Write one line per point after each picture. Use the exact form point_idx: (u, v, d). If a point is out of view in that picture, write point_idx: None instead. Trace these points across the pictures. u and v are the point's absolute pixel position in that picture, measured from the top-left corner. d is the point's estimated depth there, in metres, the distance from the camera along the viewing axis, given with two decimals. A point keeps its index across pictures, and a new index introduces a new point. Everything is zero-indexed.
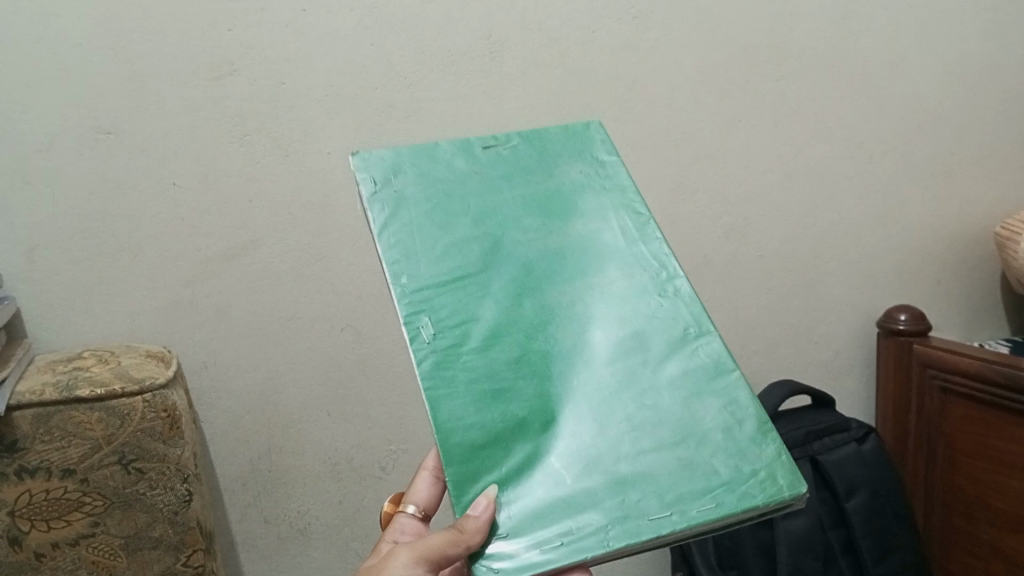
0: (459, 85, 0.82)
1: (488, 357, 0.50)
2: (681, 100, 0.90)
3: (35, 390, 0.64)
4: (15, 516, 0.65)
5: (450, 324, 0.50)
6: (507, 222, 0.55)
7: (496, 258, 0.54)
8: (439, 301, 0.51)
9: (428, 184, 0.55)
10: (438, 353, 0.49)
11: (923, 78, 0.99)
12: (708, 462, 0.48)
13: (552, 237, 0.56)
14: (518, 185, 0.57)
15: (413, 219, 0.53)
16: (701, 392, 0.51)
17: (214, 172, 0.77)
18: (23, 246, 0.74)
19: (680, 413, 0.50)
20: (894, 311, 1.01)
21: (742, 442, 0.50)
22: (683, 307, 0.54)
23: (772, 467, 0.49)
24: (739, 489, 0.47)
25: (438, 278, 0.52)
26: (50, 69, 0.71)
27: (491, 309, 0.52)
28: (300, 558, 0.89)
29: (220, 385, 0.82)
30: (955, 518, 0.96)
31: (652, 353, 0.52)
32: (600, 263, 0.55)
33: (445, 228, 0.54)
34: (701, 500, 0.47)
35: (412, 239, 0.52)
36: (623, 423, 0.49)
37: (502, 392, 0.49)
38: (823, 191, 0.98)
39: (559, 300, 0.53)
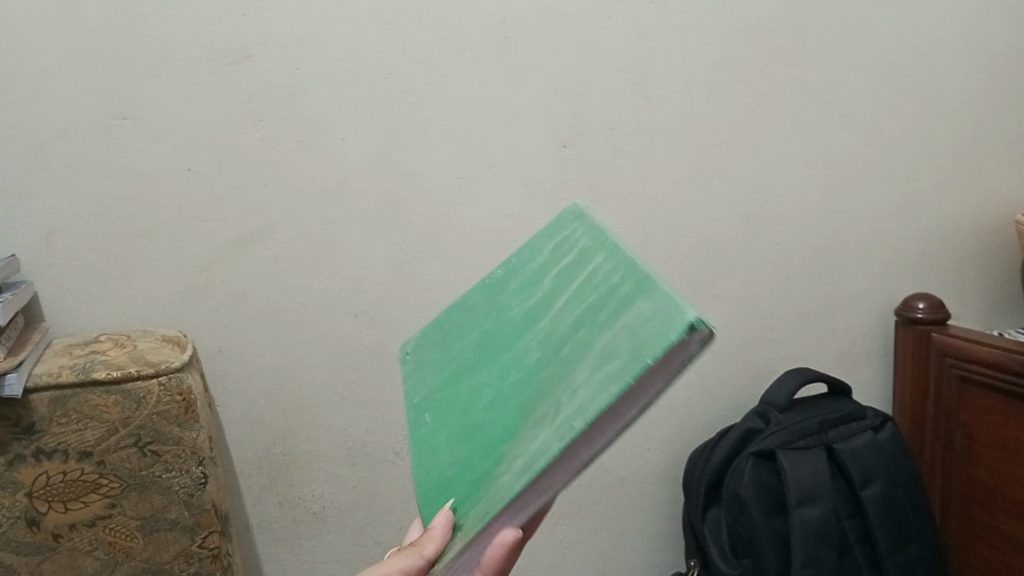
0: (475, 71, 0.82)
1: (457, 415, 0.49)
2: (699, 85, 0.89)
3: (53, 372, 0.65)
4: (32, 497, 0.65)
5: (439, 412, 0.51)
6: (488, 311, 0.55)
7: (476, 343, 0.54)
8: (435, 402, 0.53)
9: (442, 331, 0.60)
10: (427, 440, 0.50)
11: (945, 64, 0.98)
12: (605, 362, 0.39)
13: (521, 294, 0.53)
14: (503, 276, 0.58)
15: (430, 361, 0.58)
16: (621, 308, 0.42)
17: (229, 157, 0.77)
18: (40, 231, 0.75)
19: (595, 344, 0.41)
20: (913, 299, 0.99)
21: (644, 317, 0.39)
22: (610, 258, 0.47)
23: (671, 316, 0.37)
24: (630, 366, 0.37)
25: (437, 391, 0.54)
26: (68, 54, 0.72)
27: (469, 380, 0.51)
28: (314, 542, 0.90)
29: (235, 369, 0.83)
30: (972, 508, 0.95)
31: (582, 316, 0.45)
32: (555, 277, 0.51)
33: (448, 351, 0.57)
34: (593, 397, 0.37)
35: (429, 376, 0.57)
36: (549, 389, 0.42)
37: (464, 432, 0.47)
38: (841, 178, 0.97)
39: (519, 335, 0.50)
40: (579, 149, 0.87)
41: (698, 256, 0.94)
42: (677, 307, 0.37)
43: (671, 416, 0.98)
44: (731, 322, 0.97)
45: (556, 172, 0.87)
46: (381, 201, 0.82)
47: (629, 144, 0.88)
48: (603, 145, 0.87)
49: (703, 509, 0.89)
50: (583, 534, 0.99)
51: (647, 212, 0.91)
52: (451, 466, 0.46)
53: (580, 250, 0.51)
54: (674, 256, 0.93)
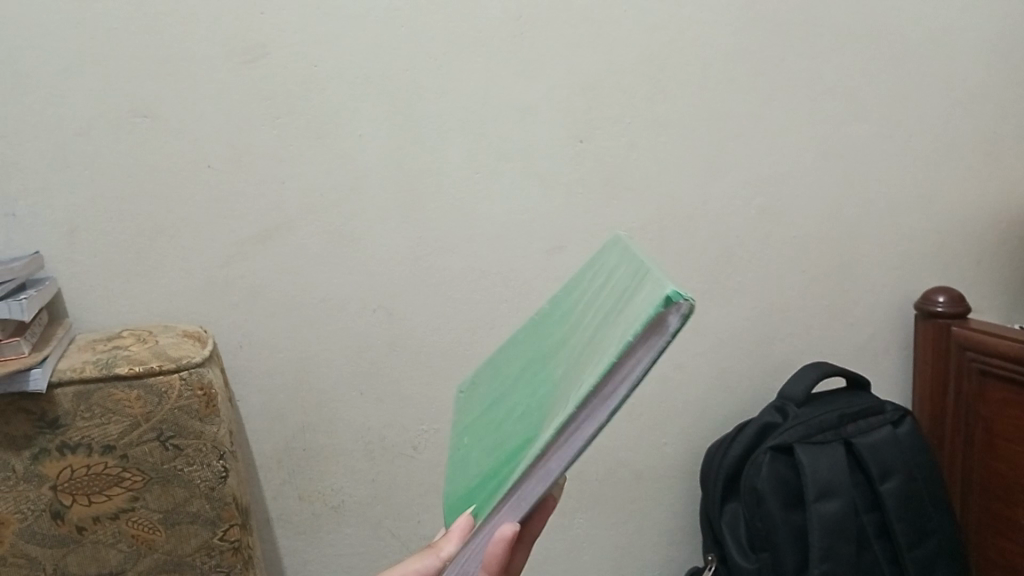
0: (491, 66, 0.82)
1: (492, 435, 0.50)
2: (715, 78, 0.89)
3: (76, 367, 0.66)
4: (57, 490, 0.66)
5: (479, 438, 0.52)
6: (530, 339, 0.57)
7: (518, 368, 0.55)
8: (478, 429, 0.54)
9: (494, 365, 0.61)
10: (466, 462, 0.52)
11: (965, 54, 0.97)
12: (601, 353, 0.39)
13: (559, 317, 0.54)
14: (551, 308, 0.59)
15: (481, 395, 0.59)
16: (623, 303, 0.42)
17: (248, 153, 0.78)
18: (63, 228, 0.76)
19: (600, 338, 0.42)
20: (932, 293, 0.99)
21: (636, 305, 0.39)
22: (626, 268, 0.47)
23: (654, 296, 0.37)
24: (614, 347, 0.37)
25: (480, 418, 0.55)
26: (88, 52, 0.73)
27: (507, 402, 0.52)
28: (333, 535, 0.91)
29: (255, 363, 0.83)
30: (993, 503, 0.94)
31: (595, 323, 0.46)
32: (586, 297, 0.52)
33: (495, 382, 0.58)
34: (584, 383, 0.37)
35: (478, 407, 0.58)
36: (559, 391, 0.43)
37: (492, 446, 0.48)
38: (860, 170, 0.96)
39: (550, 353, 0.51)
40: (595, 143, 0.87)
41: (715, 250, 0.94)
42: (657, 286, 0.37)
43: (689, 411, 0.98)
44: (748, 316, 0.97)
45: (572, 166, 0.87)
46: (398, 196, 0.83)
47: (645, 139, 0.88)
48: (619, 139, 0.87)
49: (721, 504, 0.89)
50: (601, 528, 0.99)
51: (663, 206, 0.91)
52: (477, 478, 0.47)
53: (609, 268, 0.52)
54: (691, 250, 0.93)
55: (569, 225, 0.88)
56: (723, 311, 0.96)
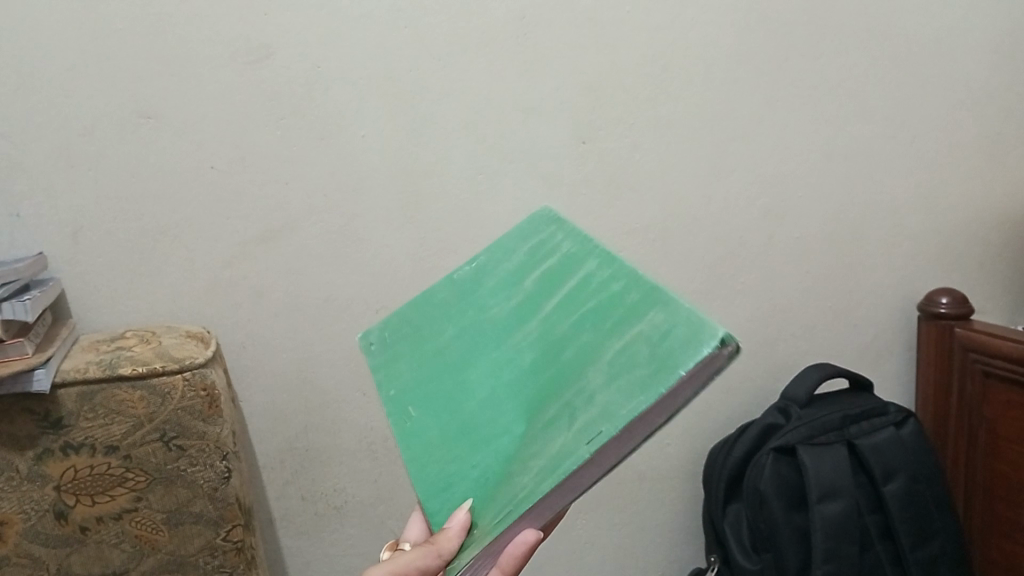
0: (494, 66, 0.82)
1: (448, 412, 0.49)
2: (718, 79, 0.88)
3: (80, 368, 0.66)
4: (60, 490, 0.66)
5: (423, 408, 0.51)
6: (466, 306, 0.55)
7: (458, 336, 0.54)
8: (416, 396, 0.52)
9: (410, 318, 0.59)
10: (415, 434, 0.50)
11: (969, 54, 0.96)
12: (627, 372, 0.40)
13: (506, 290, 0.54)
14: (480, 269, 0.57)
15: (400, 350, 0.57)
16: (634, 318, 0.43)
17: (251, 154, 0.78)
18: (67, 228, 0.76)
19: (611, 349, 0.42)
20: (935, 294, 0.99)
21: (663, 330, 0.41)
22: (611, 267, 0.48)
23: (696, 330, 0.39)
24: (658, 375, 0.38)
25: (415, 382, 0.53)
26: (93, 53, 0.73)
27: (457, 376, 0.51)
28: (336, 535, 0.91)
29: (258, 364, 0.84)
30: (997, 505, 0.94)
31: (586, 323, 0.46)
32: (544, 279, 0.52)
33: (418, 341, 0.56)
34: (623, 405, 0.38)
35: (399, 364, 0.56)
36: (560, 391, 0.43)
37: (459, 430, 0.47)
38: (863, 171, 0.96)
39: (510, 333, 0.50)
40: (598, 143, 0.87)
41: (718, 251, 0.94)
42: (703, 320, 0.39)
43: (691, 412, 0.98)
44: (751, 316, 0.97)
45: (575, 167, 0.87)
46: (401, 197, 0.83)
47: (648, 139, 0.88)
48: (622, 140, 0.87)
49: (723, 505, 0.89)
50: (604, 528, 0.99)
51: (666, 207, 0.91)
52: (449, 463, 0.46)
53: (572, 256, 0.52)
54: (694, 251, 0.93)
55: None
56: (727, 311, 0.96)
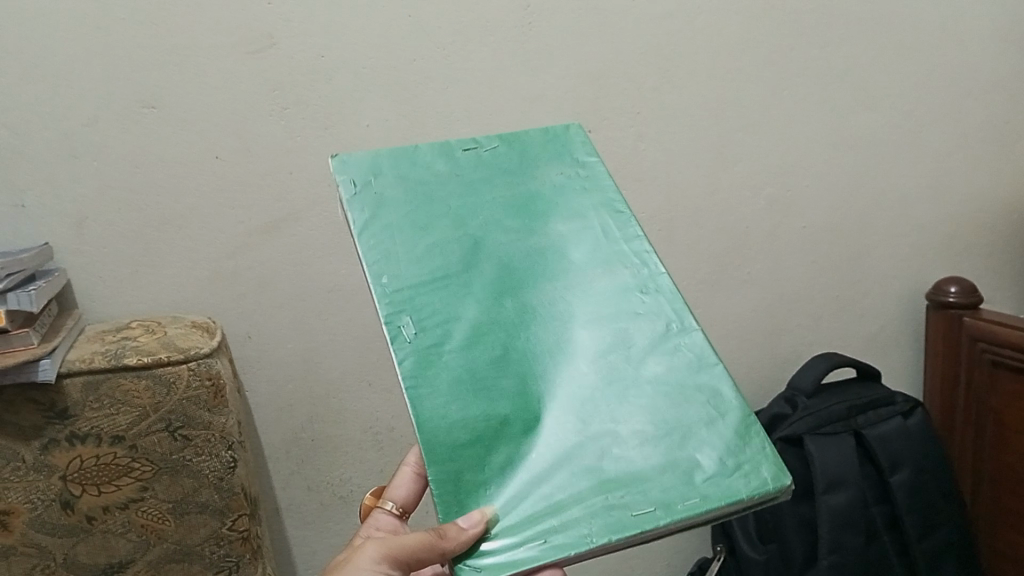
0: (499, 55, 0.82)
1: (469, 355, 0.49)
2: (725, 67, 0.88)
3: (85, 358, 0.66)
4: (67, 480, 0.67)
5: (432, 323, 0.50)
6: (484, 225, 0.55)
7: (475, 259, 0.53)
8: (420, 302, 0.50)
9: (407, 188, 0.55)
10: (419, 352, 0.48)
11: (978, 41, 0.96)
12: (689, 457, 0.48)
13: (534, 240, 0.55)
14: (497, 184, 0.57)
15: (391, 224, 0.53)
16: (687, 385, 0.51)
17: (255, 144, 0.78)
18: (71, 219, 0.76)
19: (663, 405, 0.50)
20: (943, 283, 0.98)
21: (723, 434, 0.50)
22: (664, 304, 0.54)
23: (756, 462, 0.49)
24: (724, 482, 0.47)
25: (418, 281, 0.51)
26: (96, 43, 0.72)
27: (477, 316, 0.51)
28: (341, 525, 0.91)
29: (263, 354, 0.84)
30: (1004, 494, 0.94)
31: (632, 350, 0.52)
32: (582, 268, 0.55)
33: (421, 228, 0.53)
34: (687, 495, 0.46)
35: (392, 242, 0.52)
36: (600, 417, 0.49)
37: (482, 390, 0.48)
38: (871, 160, 0.96)
39: (539, 301, 0.53)
40: (603, 132, 0.86)
41: (725, 240, 0.93)
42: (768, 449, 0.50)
43: None
44: (758, 306, 0.97)
45: None
46: None
47: (654, 128, 0.87)
48: (628, 130, 0.87)
49: None
50: None
51: (672, 196, 0.90)
52: (467, 422, 0.47)
53: (619, 262, 0.55)
54: (700, 241, 0.92)
55: None
56: (733, 301, 0.96)
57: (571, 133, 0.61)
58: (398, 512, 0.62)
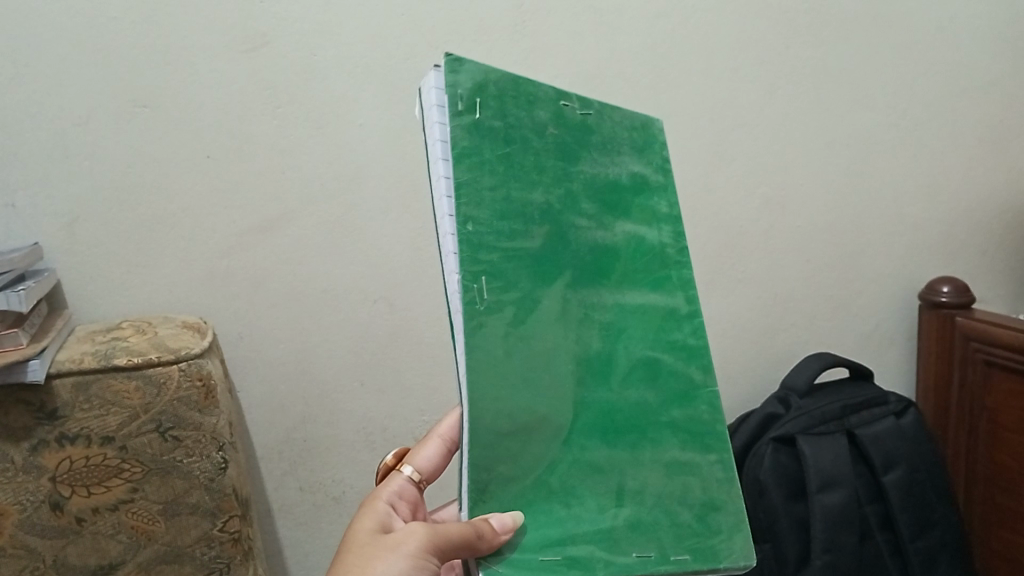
0: (491, 55, 0.81)
1: (526, 342, 0.45)
2: (718, 66, 0.88)
3: (75, 358, 0.66)
4: (56, 481, 0.66)
5: (503, 294, 0.44)
6: (564, 202, 0.49)
7: (549, 237, 0.47)
8: (495, 269, 0.44)
9: (509, 129, 0.46)
10: (485, 323, 0.44)
11: (972, 41, 0.96)
12: (685, 510, 0.49)
13: (601, 235, 0.50)
14: (583, 156, 0.50)
15: (489, 165, 0.45)
16: (701, 436, 0.51)
17: (248, 143, 0.78)
18: (62, 219, 0.75)
19: (676, 450, 0.50)
20: (936, 283, 0.98)
21: (719, 496, 0.50)
22: (699, 350, 0.52)
23: (738, 535, 0.50)
24: (709, 545, 0.49)
25: (497, 243, 0.45)
26: (87, 41, 0.72)
27: (539, 303, 0.46)
28: (335, 525, 0.91)
29: (256, 354, 0.83)
30: (997, 494, 0.94)
31: (664, 384, 0.51)
32: (635, 281, 0.52)
33: (510, 183, 0.46)
34: (675, 550, 0.48)
35: (482, 187, 0.44)
36: (621, 445, 0.49)
37: (528, 384, 0.45)
38: (864, 160, 0.96)
39: (592, 304, 0.50)
40: None
41: (719, 240, 0.93)
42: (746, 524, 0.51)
43: None
44: (752, 306, 0.97)
45: None
46: (399, 187, 0.83)
47: None
48: None
49: None
50: None
51: None
52: (510, 419, 0.44)
53: (668, 289, 0.52)
54: (694, 241, 0.92)
55: None
56: (727, 301, 0.96)
57: (654, 129, 0.55)
58: (416, 479, 0.58)
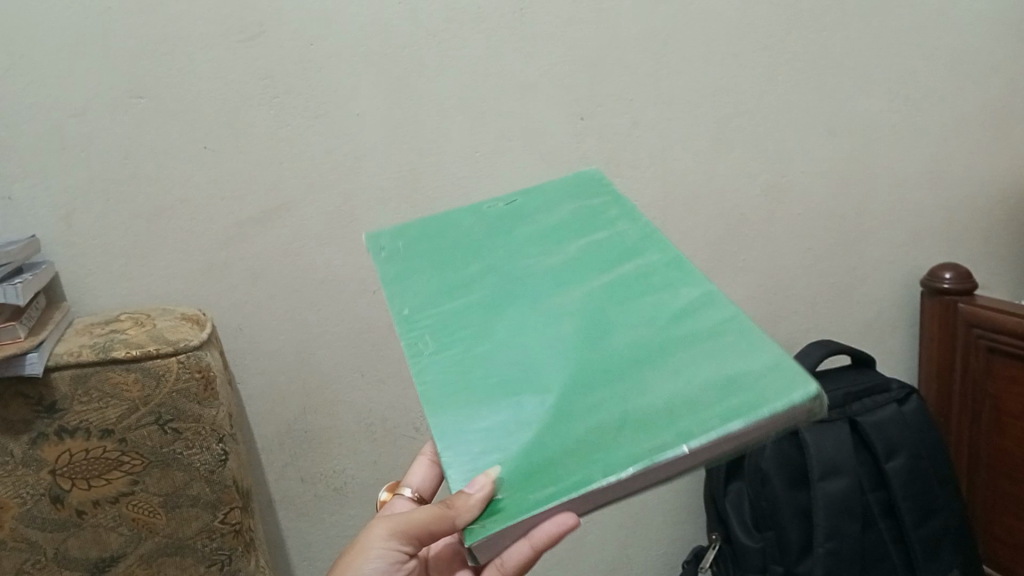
0: (491, 42, 0.81)
1: (482, 355, 0.49)
2: (719, 52, 0.87)
3: (73, 351, 0.66)
4: (56, 475, 0.66)
5: (450, 337, 0.51)
6: (504, 256, 0.56)
7: (494, 280, 0.55)
8: (438, 324, 0.52)
9: (435, 246, 0.59)
10: (435, 360, 0.49)
11: (975, 25, 0.95)
12: (704, 390, 0.43)
13: (553, 256, 0.56)
14: (520, 226, 0.59)
15: (418, 272, 0.57)
16: (706, 332, 0.47)
17: (246, 133, 0.77)
18: (60, 211, 0.75)
19: (679, 353, 0.46)
20: (939, 269, 0.98)
21: (746, 362, 0.44)
22: (680, 278, 0.51)
23: (780, 379, 0.42)
24: (742, 402, 0.41)
25: (437, 307, 0.53)
26: (82, 32, 0.71)
27: (492, 322, 0.51)
28: (337, 516, 0.91)
29: (257, 346, 0.83)
30: (1001, 481, 0.94)
31: (651, 316, 0.49)
32: (600, 262, 0.54)
33: (444, 271, 0.56)
34: (699, 422, 0.41)
35: (417, 287, 0.55)
36: (613, 375, 0.46)
37: (491, 377, 0.48)
38: (867, 145, 0.95)
39: (554, 298, 0.52)
40: (597, 120, 0.86)
41: (720, 228, 0.93)
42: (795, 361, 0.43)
43: None
44: (754, 293, 0.96)
45: (574, 144, 0.86)
46: (398, 176, 0.82)
47: (648, 115, 0.87)
48: (622, 117, 0.86)
49: (727, 482, 0.89)
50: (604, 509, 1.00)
51: (666, 184, 0.90)
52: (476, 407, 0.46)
53: (635, 252, 0.54)
54: (695, 229, 0.92)
55: None
56: (728, 289, 0.95)
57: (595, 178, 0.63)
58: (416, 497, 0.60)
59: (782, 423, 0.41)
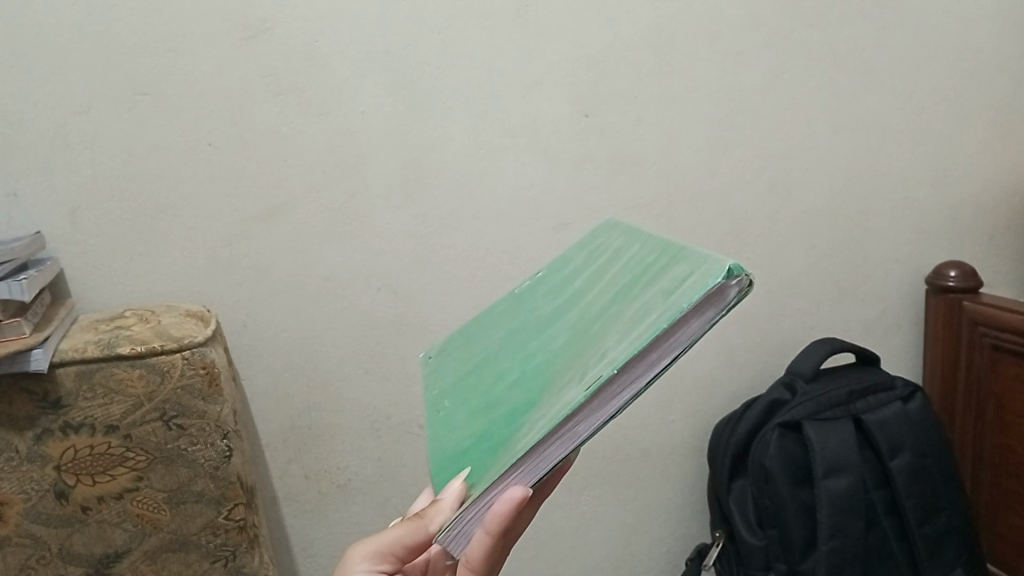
0: (494, 40, 0.81)
1: (481, 397, 0.49)
2: (723, 50, 0.87)
3: (78, 348, 0.66)
4: (61, 470, 0.66)
5: (461, 396, 0.52)
6: (520, 315, 0.57)
7: (506, 337, 0.55)
8: (456, 391, 0.53)
9: (467, 334, 0.61)
10: (445, 419, 0.50)
11: (979, 22, 0.95)
12: (636, 321, 0.40)
13: (557, 295, 0.55)
14: (539, 285, 0.59)
15: (451, 362, 0.59)
16: (653, 277, 0.44)
17: (250, 131, 0.77)
18: (64, 208, 0.75)
19: (628, 305, 0.43)
20: (944, 267, 0.97)
21: (678, 279, 0.41)
22: (648, 250, 0.48)
23: (704, 275, 0.38)
24: (660, 311, 0.38)
25: (458, 380, 0.55)
26: (86, 29, 0.71)
27: (496, 369, 0.51)
28: (340, 513, 0.91)
29: (260, 343, 0.83)
30: (1005, 479, 0.94)
31: (617, 293, 0.46)
32: (592, 278, 0.52)
33: (471, 350, 0.58)
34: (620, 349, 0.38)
35: (448, 373, 0.57)
36: (574, 358, 0.43)
37: (483, 410, 0.47)
38: (871, 143, 0.95)
39: (550, 328, 0.51)
40: (601, 118, 0.85)
41: (724, 225, 0.93)
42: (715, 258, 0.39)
43: (695, 386, 0.98)
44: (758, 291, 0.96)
45: (578, 142, 0.86)
46: (402, 173, 0.82)
47: (652, 112, 0.87)
48: (626, 114, 0.86)
49: (730, 480, 0.89)
50: (606, 505, 1.00)
51: (669, 182, 0.89)
52: (466, 436, 0.46)
53: (619, 253, 0.52)
54: (698, 227, 0.92)
55: (577, 203, 0.87)
56: None
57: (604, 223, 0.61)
58: None
59: (701, 313, 0.37)
